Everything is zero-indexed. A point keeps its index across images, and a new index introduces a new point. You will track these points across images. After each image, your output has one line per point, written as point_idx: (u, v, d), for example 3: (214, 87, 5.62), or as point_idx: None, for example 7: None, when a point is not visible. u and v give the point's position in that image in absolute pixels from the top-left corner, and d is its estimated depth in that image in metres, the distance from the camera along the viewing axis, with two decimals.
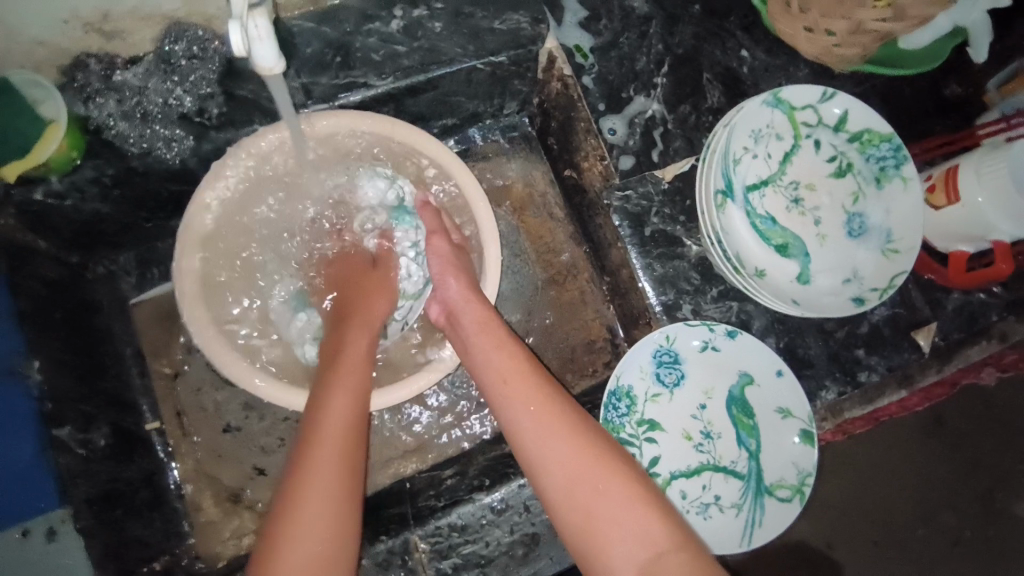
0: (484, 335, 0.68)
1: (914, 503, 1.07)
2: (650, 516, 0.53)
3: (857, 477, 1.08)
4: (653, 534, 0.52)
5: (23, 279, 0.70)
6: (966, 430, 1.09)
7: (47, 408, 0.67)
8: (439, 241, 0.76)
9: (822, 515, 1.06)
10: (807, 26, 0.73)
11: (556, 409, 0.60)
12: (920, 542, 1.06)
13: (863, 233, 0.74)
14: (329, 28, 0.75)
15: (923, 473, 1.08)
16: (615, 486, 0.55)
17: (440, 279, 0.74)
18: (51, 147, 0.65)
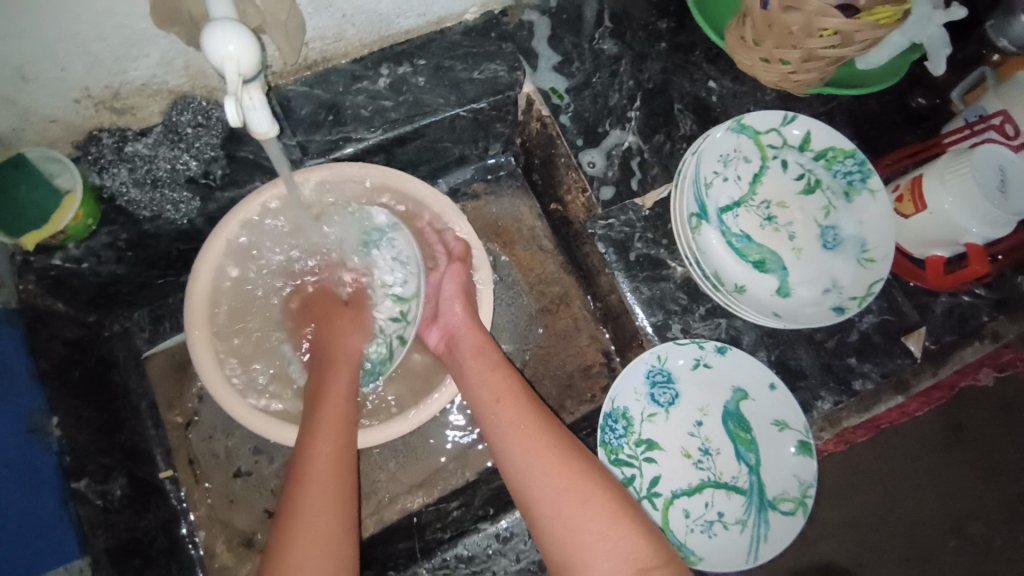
0: (482, 363, 0.73)
1: (938, 514, 1.05)
2: (631, 534, 0.56)
3: (877, 491, 1.06)
4: (634, 553, 0.55)
5: (43, 340, 0.75)
6: (979, 435, 1.08)
7: (67, 462, 0.71)
8: (461, 268, 0.81)
9: (843, 536, 1.04)
10: (763, 57, 0.78)
11: (545, 440, 0.63)
12: (951, 553, 1.04)
13: (838, 244, 0.77)
14: (321, 90, 0.83)
15: (940, 483, 1.06)
16: (596, 510, 0.57)
17: (448, 305, 0.80)
18: (68, 216, 0.71)
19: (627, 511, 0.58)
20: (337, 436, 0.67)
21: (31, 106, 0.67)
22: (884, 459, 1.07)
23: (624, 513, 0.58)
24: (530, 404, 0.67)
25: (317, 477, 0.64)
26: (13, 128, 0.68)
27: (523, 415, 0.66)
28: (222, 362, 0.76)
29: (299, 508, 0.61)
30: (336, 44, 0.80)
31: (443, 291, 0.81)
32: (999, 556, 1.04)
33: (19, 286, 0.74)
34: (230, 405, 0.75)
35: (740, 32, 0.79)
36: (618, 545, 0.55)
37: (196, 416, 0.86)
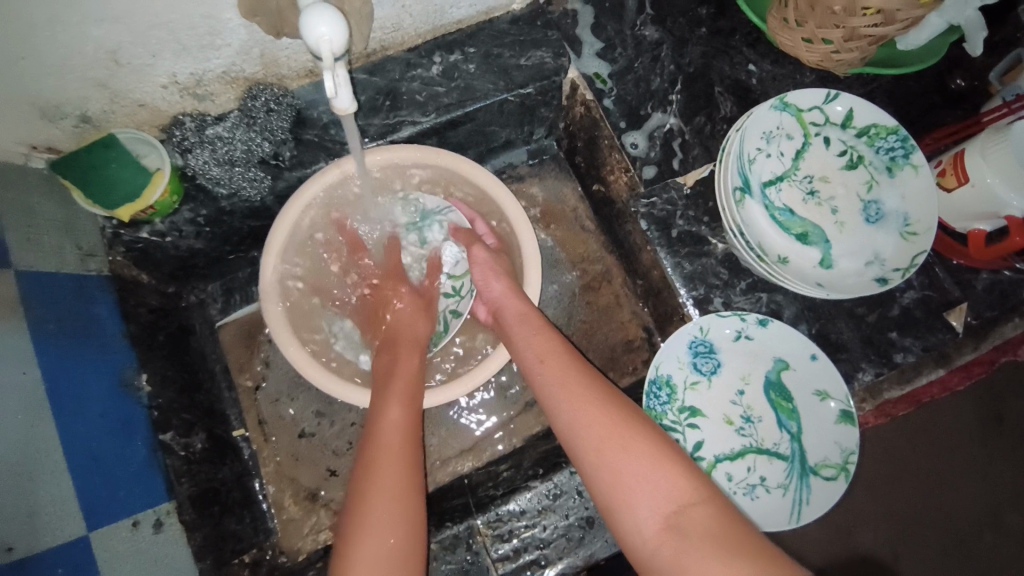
0: (524, 327, 0.77)
1: (978, 503, 1.06)
2: (675, 473, 0.58)
3: (918, 480, 1.06)
4: (677, 491, 0.57)
5: (132, 306, 0.83)
6: (1022, 420, 1.08)
7: (154, 415, 0.78)
8: (478, 249, 0.86)
9: (878, 516, 1.06)
10: (805, 38, 0.80)
11: (586, 392, 0.67)
12: (988, 545, 1.04)
13: (880, 218, 0.79)
14: (379, 78, 0.88)
15: (981, 469, 1.07)
16: (640, 451, 0.60)
17: (484, 283, 0.84)
18: (157, 191, 0.77)
19: (672, 454, 0.60)
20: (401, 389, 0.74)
21: (121, 90, 0.73)
22: (926, 449, 1.07)
23: (668, 456, 0.60)
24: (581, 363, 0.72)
25: (383, 421, 0.69)
26: (104, 110, 0.75)
27: (565, 374, 0.70)
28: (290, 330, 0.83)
29: (369, 445, 0.67)
30: (393, 33, 0.85)
31: (474, 276, 0.85)
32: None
33: (109, 256, 0.82)
34: (301, 368, 0.81)
35: (782, 16, 0.82)
36: (662, 484, 0.58)
37: (263, 381, 0.95)
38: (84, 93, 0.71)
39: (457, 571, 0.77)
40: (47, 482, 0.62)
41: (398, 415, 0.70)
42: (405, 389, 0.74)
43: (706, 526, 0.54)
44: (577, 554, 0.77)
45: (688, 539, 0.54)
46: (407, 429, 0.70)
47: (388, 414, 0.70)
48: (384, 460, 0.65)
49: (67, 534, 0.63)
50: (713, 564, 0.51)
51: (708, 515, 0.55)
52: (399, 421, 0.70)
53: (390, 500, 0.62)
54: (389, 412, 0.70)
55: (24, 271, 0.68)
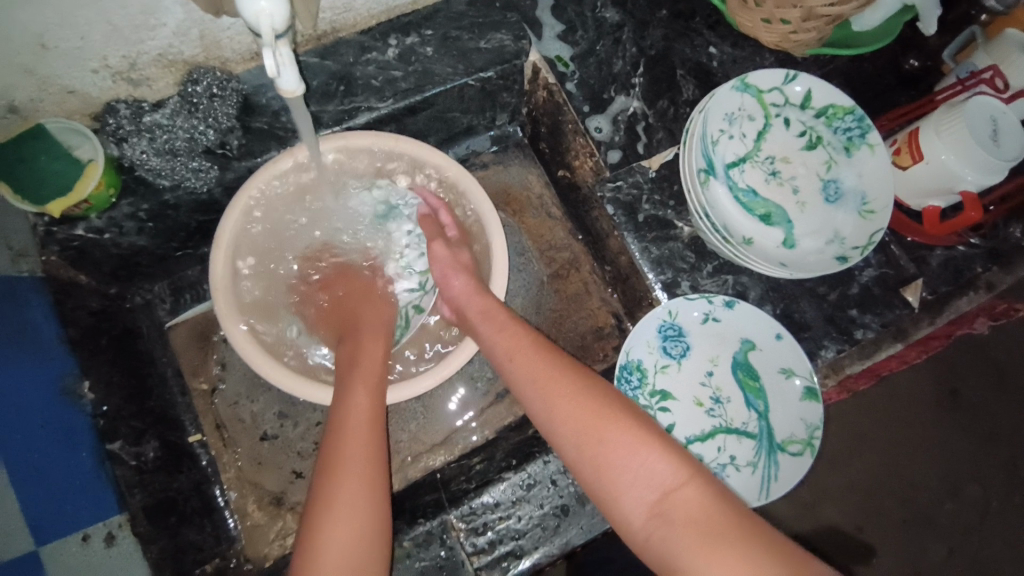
0: (488, 321, 0.75)
1: (939, 477, 1.10)
2: (658, 458, 0.57)
3: (880, 458, 1.10)
4: (659, 477, 0.56)
5: (70, 309, 0.77)
6: (977, 396, 1.13)
7: (100, 424, 0.73)
8: (439, 245, 0.83)
9: (843, 492, 1.09)
10: (765, 18, 0.80)
11: (558, 378, 0.66)
12: (949, 515, 1.09)
13: (840, 197, 0.80)
14: (332, 62, 0.84)
15: (941, 445, 1.10)
16: (618, 439, 0.59)
17: (444, 281, 0.82)
18: (90, 185, 0.72)
19: (651, 438, 0.59)
20: (371, 380, 0.71)
21: (48, 76, 0.67)
22: (887, 427, 1.11)
23: (648, 439, 0.59)
24: (550, 351, 0.70)
25: (351, 420, 0.66)
26: (31, 98, 0.69)
27: (535, 361, 0.68)
28: (244, 329, 0.78)
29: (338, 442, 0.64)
30: (345, 14, 0.81)
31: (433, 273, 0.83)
32: (998, 515, 1.09)
33: (42, 257, 0.75)
34: (259, 368, 0.78)
35: None
36: (647, 471, 0.57)
37: (220, 384, 0.90)
38: (9, 80, 0.65)
39: (431, 567, 0.75)
40: None
41: (366, 411, 0.67)
42: (374, 381, 0.71)
43: (693, 510, 0.54)
44: (553, 544, 0.76)
45: (675, 526, 0.53)
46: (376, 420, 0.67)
47: (356, 410, 0.67)
48: (351, 466, 0.62)
49: (16, 550, 0.61)
50: (703, 549, 0.51)
51: (695, 497, 0.55)
52: (368, 418, 0.67)
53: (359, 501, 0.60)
54: (356, 408, 0.67)
55: None
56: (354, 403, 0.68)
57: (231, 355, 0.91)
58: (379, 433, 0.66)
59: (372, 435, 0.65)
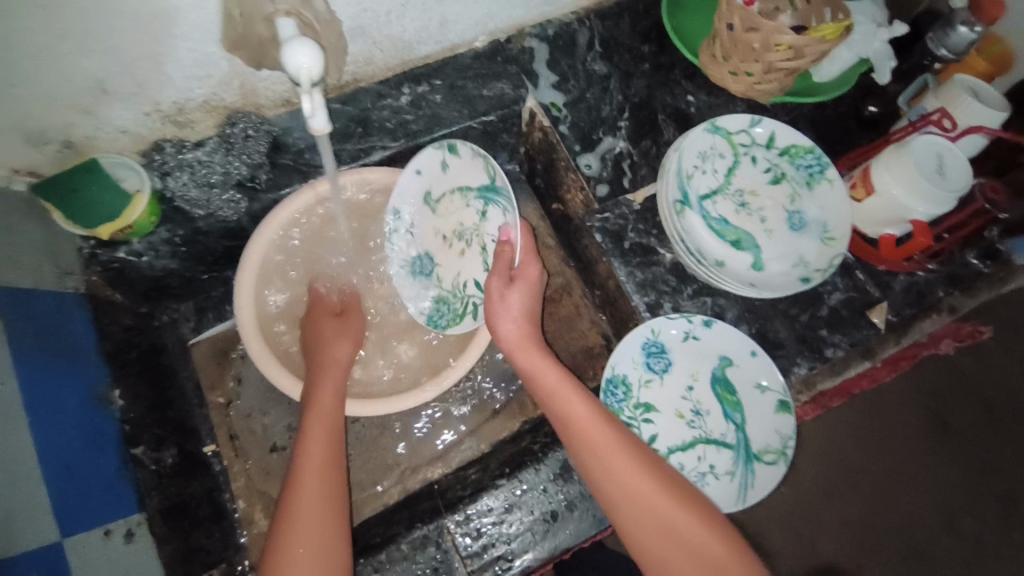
0: (541, 365, 0.78)
1: (936, 509, 1.13)
2: (710, 536, 0.63)
3: (870, 483, 1.14)
4: (712, 553, 0.62)
5: (106, 324, 0.85)
6: (967, 428, 1.18)
7: (127, 429, 0.80)
8: (498, 275, 0.80)
9: (824, 518, 1.13)
10: (731, 70, 0.92)
11: (617, 443, 0.70)
12: (945, 548, 1.12)
13: (803, 226, 0.88)
14: (352, 107, 0.95)
15: (935, 476, 1.15)
16: (671, 513, 0.65)
17: (504, 307, 0.80)
18: (137, 212, 0.82)
19: (704, 514, 0.65)
20: (323, 430, 0.74)
21: (104, 117, 0.77)
22: (878, 454, 1.15)
23: (701, 516, 0.65)
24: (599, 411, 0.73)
25: (303, 475, 0.69)
26: (87, 136, 0.79)
27: (593, 418, 0.72)
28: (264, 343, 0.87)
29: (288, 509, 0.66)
30: (365, 67, 0.92)
31: (489, 298, 0.81)
32: (994, 549, 1.12)
33: (86, 276, 0.85)
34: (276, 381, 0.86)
35: (711, 52, 0.94)
36: (701, 546, 0.63)
37: (236, 397, 0.98)
38: (69, 119, 0.75)
39: (426, 569, 0.80)
40: (22, 489, 0.63)
41: (318, 461, 0.70)
42: (329, 430, 0.74)
43: None
44: (541, 547, 0.81)
45: None
46: (330, 482, 0.70)
47: (309, 461, 0.70)
48: (299, 539, 0.64)
49: (42, 537, 0.64)
50: None
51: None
52: (321, 468, 0.70)
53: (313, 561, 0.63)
54: (310, 458, 0.71)
55: (3, 288, 0.70)
56: (308, 455, 0.71)
57: (247, 369, 1.00)
58: (332, 482, 0.70)
59: (322, 499, 0.67)
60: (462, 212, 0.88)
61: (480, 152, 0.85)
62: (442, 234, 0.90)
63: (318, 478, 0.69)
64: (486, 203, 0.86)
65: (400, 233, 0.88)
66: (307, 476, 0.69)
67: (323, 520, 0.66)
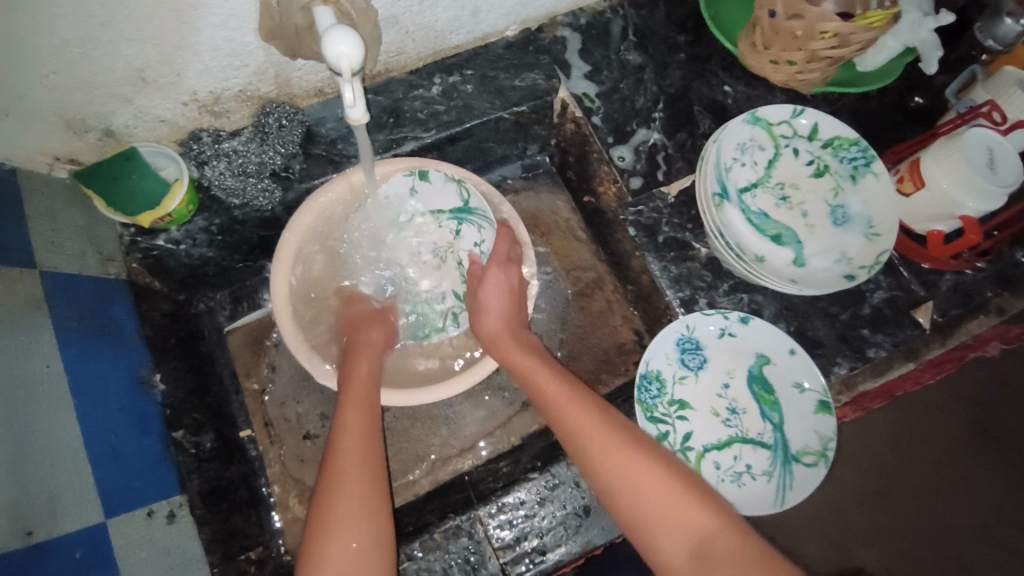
0: (530, 359, 0.80)
1: None
2: (695, 506, 0.61)
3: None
4: (700, 526, 0.59)
5: (147, 311, 0.87)
6: None
7: (167, 413, 0.82)
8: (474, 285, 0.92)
9: None
10: (772, 60, 0.88)
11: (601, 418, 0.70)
12: None
13: (847, 221, 0.86)
14: (383, 98, 0.95)
15: None
16: (655, 485, 0.63)
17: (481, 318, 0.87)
18: (175, 201, 0.82)
19: (696, 489, 0.63)
20: (361, 402, 0.76)
21: (144, 106, 0.78)
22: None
23: (687, 487, 0.63)
24: (576, 388, 0.76)
25: (344, 439, 0.70)
26: (127, 124, 0.80)
27: (576, 398, 0.73)
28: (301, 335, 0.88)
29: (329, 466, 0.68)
30: (398, 56, 0.92)
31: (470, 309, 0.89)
32: None
33: (127, 263, 0.86)
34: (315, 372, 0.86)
35: (750, 40, 0.90)
36: (686, 518, 0.60)
37: (270, 384, 0.99)
38: (109, 108, 0.76)
39: (458, 560, 0.79)
40: (68, 470, 0.64)
41: (357, 427, 0.72)
42: (367, 403, 0.76)
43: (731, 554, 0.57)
44: (573, 542, 0.81)
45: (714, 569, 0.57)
46: (369, 441, 0.71)
47: (349, 429, 0.72)
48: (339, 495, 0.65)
49: (87, 520, 0.64)
50: None
51: (733, 543, 0.58)
52: (362, 434, 0.71)
53: (353, 510, 0.64)
54: (352, 426, 0.72)
55: (49, 271, 0.72)
56: (347, 423, 0.73)
57: (280, 358, 1.01)
58: (369, 444, 0.71)
59: (358, 454, 0.69)
60: (439, 232, 0.96)
61: (449, 175, 0.93)
62: (417, 253, 0.96)
63: (358, 442, 0.70)
64: (460, 222, 0.96)
65: (361, 260, 0.95)
66: (344, 441, 0.70)
67: (364, 475, 0.67)
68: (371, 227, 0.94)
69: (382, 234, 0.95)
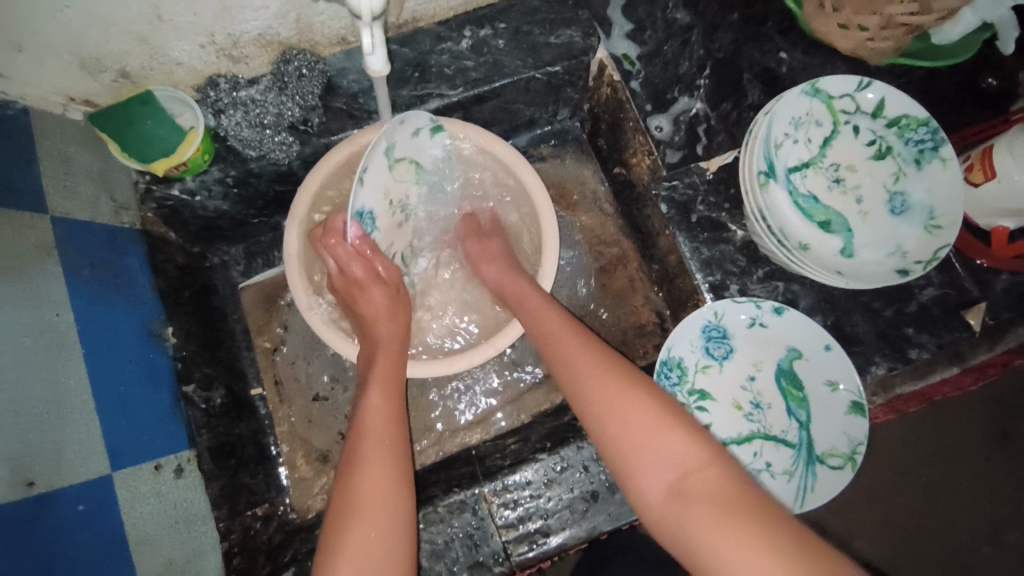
0: (530, 304, 0.79)
1: (980, 518, 1.05)
2: (676, 440, 0.58)
3: (927, 495, 1.06)
4: (678, 459, 0.57)
5: (161, 262, 0.85)
6: None
7: (179, 367, 0.81)
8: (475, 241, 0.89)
9: (878, 530, 1.05)
10: (841, 23, 0.80)
11: (591, 357, 0.68)
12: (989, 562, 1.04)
13: (905, 210, 0.78)
14: (409, 50, 0.89)
15: (985, 481, 1.06)
16: (637, 418, 0.61)
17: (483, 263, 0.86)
18: (191, 149, 0.79)
19: (679, 424, 0.60)
20: (384, 383, 0.73)
21: (161, 47, 0.74)
22: (938, 464, 1.06)
23: (670, 421, 0.60)
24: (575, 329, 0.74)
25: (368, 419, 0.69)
26: (142, 66, 0.76)
27: (569, 338, 0.72)
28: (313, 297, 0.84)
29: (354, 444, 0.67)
30: (426, 5, 0.86)
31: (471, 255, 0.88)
32: None
33: (141, 211, 0.84)
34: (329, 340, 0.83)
35: (819, 1, 0.83)
36: (665, 451, 0.58)
37: (282, 344, 0.98)
38: (125, 47, 0.72)
39: (461, 534, 0.79)
40: (74, 421, 0.64)
41: (380, 411, 0.69)
42: (390, 381, 0.74)
43: (707, 489, 0.54)
44: (579, 526, 0.79)
45: (690, 504, 0.54)
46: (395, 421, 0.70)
47: (371, 412, 0.69)
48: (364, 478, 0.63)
49: (93, 471, 0.64)
50: (715, 524, 0.52)
51: (710, 477, 0.55)
52: (384, 414, 0.69)
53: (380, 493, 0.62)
54: (373, 406, 0.70)
55: (60, 217, 0.70)
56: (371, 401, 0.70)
57: (292, 318, 0.99)
58: (394, 425, 0.69)
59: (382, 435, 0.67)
60: (412, 186, 0.86)
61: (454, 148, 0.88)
62: (388, 199, 0.83)
63: (382, 419, 0.69)
64: (428, 187, 0.89)
65: (358, 179, 0.75)
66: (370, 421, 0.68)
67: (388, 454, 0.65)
68: (378, 146, 0.76)
69: (378, 161, 0.78)
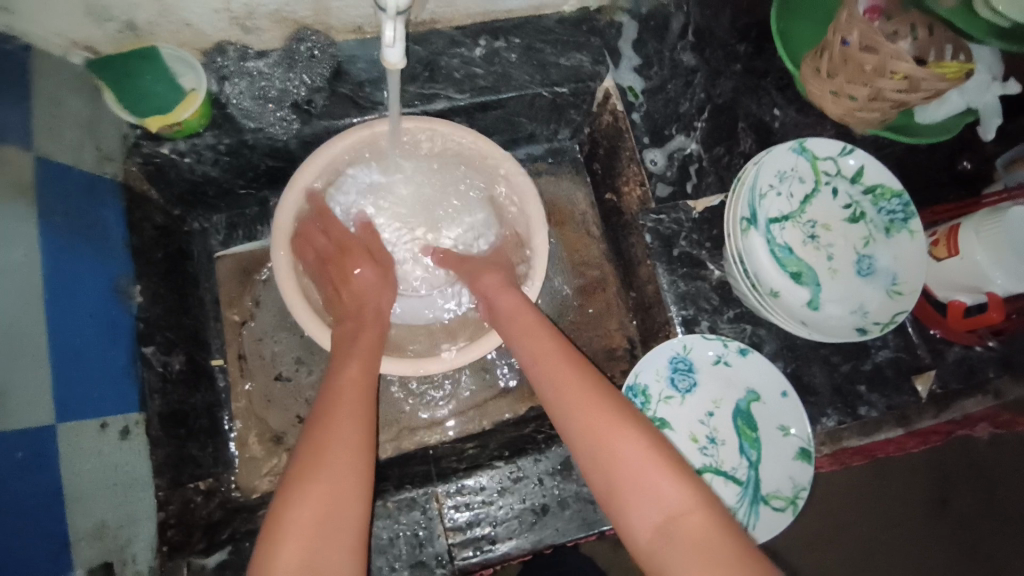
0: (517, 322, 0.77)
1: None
2: (668, 476, 0.57)
3: (862, 547, 1.10)
4: (666, 495, 0.56)
5: (138, 219, 0.84)
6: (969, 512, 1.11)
7: (141, 327, 0.78)
8: (491, 275, 0.84)
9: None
10: (834, 90, 0.84)
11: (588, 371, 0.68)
12: None
13: (871, 273, 0.83)
14: (421, 48, 0.90)
15: (923, 542, 1.09)
16: (632, 446, 0.59)
17: (496, 293, 0.81)
18: (187, 112, 0.79)
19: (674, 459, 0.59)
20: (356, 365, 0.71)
21: (172, 6, 0.73)
22: (877, 518, 1.10)
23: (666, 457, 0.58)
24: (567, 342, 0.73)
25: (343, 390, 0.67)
26: (150, 21, 0.75)
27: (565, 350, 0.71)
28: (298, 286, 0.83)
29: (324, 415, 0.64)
30: (446, 9, 0.87)
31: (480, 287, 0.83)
32: None
33: (125, 165, 0.82)
34: (313, 334, 0.81)
35: (815, 65, 0.85)
36: (656, 481, 0.57)
37: (251, 318, 0.97)
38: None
39: (407, 532, 0.78)
40: (24, 365, 0.61)
41: (356, 387, 0.68)
42: (358, 400, 0.66)
43: (694, 534, 0.53)
44: (526, 538, 0.80)
45: (677, 545, 0.53)
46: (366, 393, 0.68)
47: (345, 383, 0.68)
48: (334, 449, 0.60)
49: (35, 420, 0.61)
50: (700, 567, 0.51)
51: (697, 521, 0.54)
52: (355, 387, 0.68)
53: (343, 466, 0.59)
54: (338, 431, 0.62)
55: (46, 158, 0.69)
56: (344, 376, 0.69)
57: (266, 294, 0.98)
58: (365, 405, 0.66)
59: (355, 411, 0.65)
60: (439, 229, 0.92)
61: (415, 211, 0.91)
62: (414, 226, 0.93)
63: (354, 387, 0.68)
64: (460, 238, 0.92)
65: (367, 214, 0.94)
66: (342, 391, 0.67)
67: (355, 434, 0.63)
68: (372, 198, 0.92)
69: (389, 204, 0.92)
